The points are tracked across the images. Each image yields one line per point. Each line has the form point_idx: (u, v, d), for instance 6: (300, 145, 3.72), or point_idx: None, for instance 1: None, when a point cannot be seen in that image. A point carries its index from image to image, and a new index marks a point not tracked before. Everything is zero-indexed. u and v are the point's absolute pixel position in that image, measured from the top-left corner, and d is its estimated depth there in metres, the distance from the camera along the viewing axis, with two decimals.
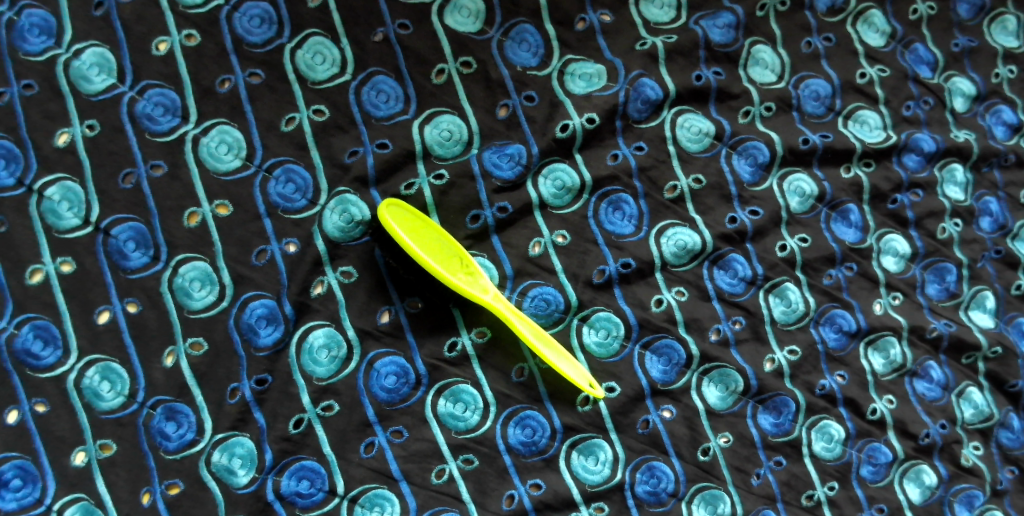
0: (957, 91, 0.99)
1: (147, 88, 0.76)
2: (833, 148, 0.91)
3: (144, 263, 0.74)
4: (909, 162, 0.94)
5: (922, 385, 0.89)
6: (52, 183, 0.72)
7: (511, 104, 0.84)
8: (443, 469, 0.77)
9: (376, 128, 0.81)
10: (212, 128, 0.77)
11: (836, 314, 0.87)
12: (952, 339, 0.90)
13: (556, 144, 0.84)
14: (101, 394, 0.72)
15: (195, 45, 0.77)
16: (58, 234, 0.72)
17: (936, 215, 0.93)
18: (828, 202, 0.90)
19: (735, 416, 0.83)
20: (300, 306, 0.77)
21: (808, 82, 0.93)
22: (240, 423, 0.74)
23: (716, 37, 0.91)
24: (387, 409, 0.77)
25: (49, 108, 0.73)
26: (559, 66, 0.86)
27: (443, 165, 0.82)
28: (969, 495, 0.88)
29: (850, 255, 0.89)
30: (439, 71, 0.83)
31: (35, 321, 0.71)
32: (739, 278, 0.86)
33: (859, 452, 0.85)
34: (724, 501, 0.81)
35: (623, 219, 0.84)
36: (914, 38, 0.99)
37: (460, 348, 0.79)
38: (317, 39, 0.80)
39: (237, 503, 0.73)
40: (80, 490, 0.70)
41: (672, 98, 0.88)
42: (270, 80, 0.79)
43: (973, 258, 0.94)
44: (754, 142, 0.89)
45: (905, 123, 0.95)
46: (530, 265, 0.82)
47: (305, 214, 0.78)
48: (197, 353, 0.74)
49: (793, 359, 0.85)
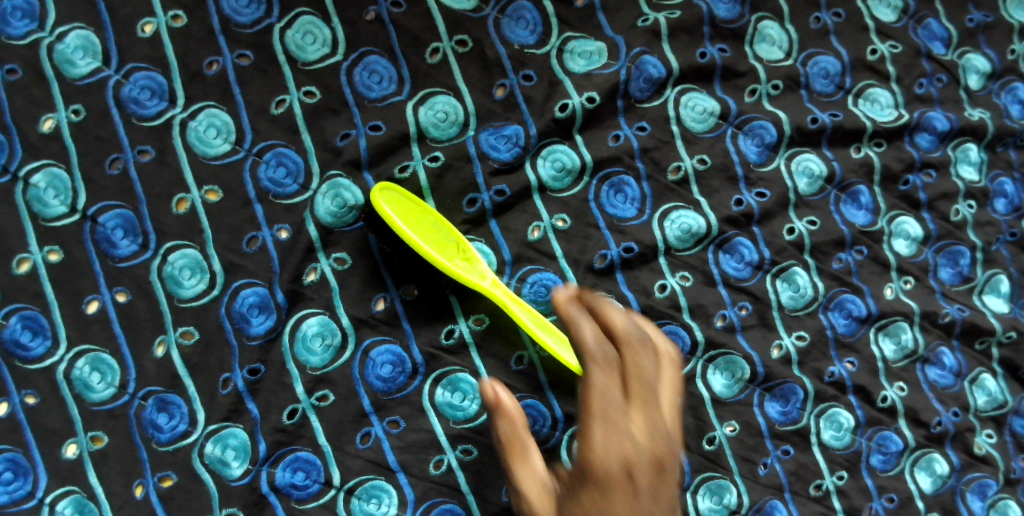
0: (971, 68, 0.95)
1: (133, 71, 0.74)
2: (843, 128, 0.88)
3: (133, 251, 0.72)
4: (922, 142, 0.91)
5: (934, 372, 0.86)
6: (37, 170, 0.71)
7: (508, 83, 0.81)
8: (441, 459, 0.75)
9: (368, 110, 0.78)
10: (200, 112, 0.75)
11: (845, 300, 0.85)
12: (966, 325, 0.88)
13: (555, 125, 0.81)
14: (91, 385, 0.70)
15: (182, 26, 0.75)
16: (45, 222, 0.70)
17: (949, 197, 0.91)
18: (838, 184, 0.87)
19: (741, 404, 0.81)
20: (292, 294, 0.75)
21: (817, 59, 0.90)
22: (233, 413, 0.72)
23: (721, 13, 0.88)
24: (383, 398, 0.75)
25: (32, 94, 0.71)
26: (557, 44, 0.83)
27: (439, 147, 0.79)
28: (982, 485, 0.85)
29: (860, 238, 0.86)
30: (433, 51, 0.80)
31: (23, 312, 0.69)
32: (745, 262, 0.83)
33: (869, 440, 0.83)
34: (731, 491, 0.79)
35: (625, 202, 0.82)
36: (927, 13, 0.96)
37: (458, 336, 0.77)
38: (307, 19, 0.78)
39: (231, 495, 0.72)
40: (73, 483, 0.69)
41: (676, 77, 0.85)
42: (260, 61, 0.77)
43: (988, 241, 0.91)
44: (761, 121, 0.86)
45: (918, 101, 0.92)
46: (529, 250, 0.80)
47: (297, 199, 0.76)
48: (188, 342, 0.72)
49: (801, 346, 0.83)
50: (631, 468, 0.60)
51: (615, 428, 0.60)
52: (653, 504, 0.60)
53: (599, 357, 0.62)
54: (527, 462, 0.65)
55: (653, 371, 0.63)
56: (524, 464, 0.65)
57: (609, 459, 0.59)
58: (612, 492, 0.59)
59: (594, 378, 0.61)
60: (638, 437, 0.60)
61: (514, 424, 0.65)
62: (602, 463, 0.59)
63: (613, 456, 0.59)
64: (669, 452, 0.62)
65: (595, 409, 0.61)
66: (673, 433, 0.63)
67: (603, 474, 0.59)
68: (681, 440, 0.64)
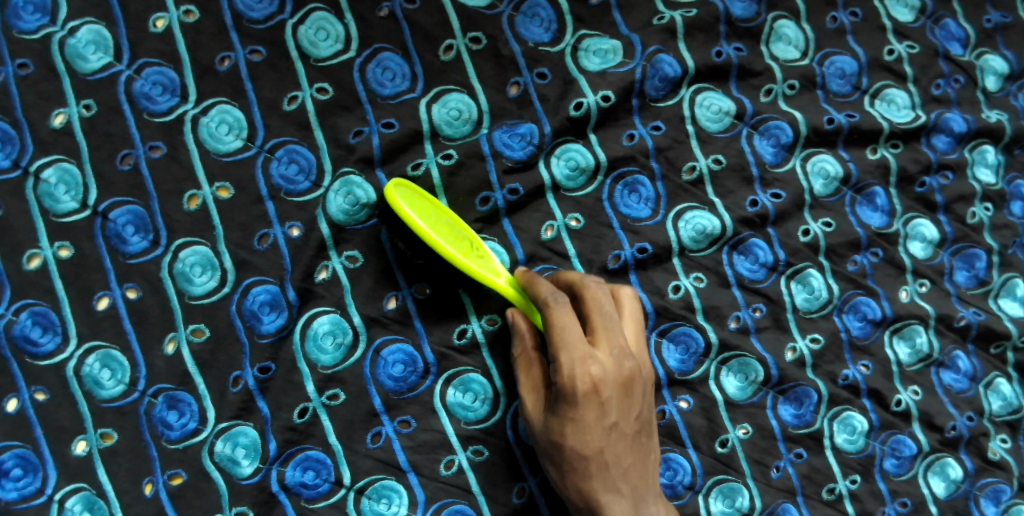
0: (989, 69, 0.95)
1: (145, 66, 0.73)
2: (859, 129, 0.87)
3: (144, 247, 0.71)
4: (939, 143, 0.90)
5: (948, 375, 0.86)
6: (48, 165, 0.70)
7: (523, 81, 0.81)
8: (452, 459, 0.75)
9: (381, 108, 0.78)
10: (212, 108, 0.74)
11: (860, 302, 0.84)
12: (982, 329, 0.87)
13: (570, 123, 0.81)
14: (101, 382, 0.69)
15: (194, 21, 0.74)
16: (56, 218, 0.70)
17: (966, 199, 0.90)
18: (853, 186, 0.87)
19: (754, 407, 0.80)
20: (304, 292, 0.74)
21: (833, 59, 0.89)
22: (244, 411, 0.72)
23: (738, 12, 0.87)
24: (394, 398, 0.75)
25: (44, 88, 0.71)
26: (572, 42, 0.82)
27: (452, 145, 0.78)
28: (996, 490, 0.84)
29: (876, 241, 0.86)
30: (447, 48, 0.80)
31: (33, 308, 0.69)
32: (760, 263, 0.83)
33: (883, 444, 0.82)
34: (743, 494, 0.79)
35: (639, 202, 0.81)
36: (945, 13, 0.95)
37: (470, 336, 0.77)
38: (320, 15, 0.77)
39: (241, 494, 0.71)
40: (82, 480, 0.69)
41: (692, 76, 0.84)
42: (272, 57, 0.76)
43: (1004, 244, 0.90)
44: (777, 122, 0.85)
45: (935, 102, 0.92)
46: (542, 250, 0.79)
47: (309, 196, 0.75)
48: (198, 339, 0.72)
49: (815, 348, 0.82)
50: (595, 386, 0.68)
51: (579, 353, 0.68)
52: (615, 412, 0.69)
53: (555, 302, 0.69)
54: (530, 379, 0.72)
55: (610, 304, 0.71)
56: (526, 378, 0.72)
57: (576, 377, 0.67)
58: (580, 405, 0.68)
59: (555, 316, 0.68)
60: (601, 358, 0.69)
61: (525, 344, 0.72)
62: (570, 381, 0.67)
63: (578, 376, 0.67)
64: (632, 369, 0.69)
65: (559, 341, 0.68)
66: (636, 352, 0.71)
67: (571, 391, 0.67)
68: (645, 358, 0.73)
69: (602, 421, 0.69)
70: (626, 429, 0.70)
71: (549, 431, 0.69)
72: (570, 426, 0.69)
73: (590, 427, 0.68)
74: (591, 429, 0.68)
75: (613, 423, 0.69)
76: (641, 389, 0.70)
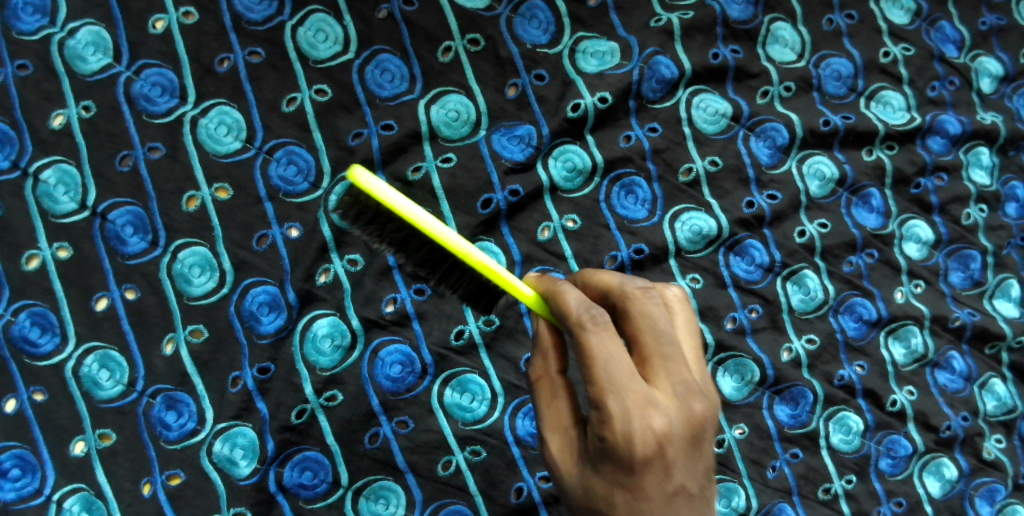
0: (984, 71, 0.95)
1: (144, 67, 0.73)
2: (855, 130, 0.88)
3: (143, 248, 0.72)
4: (934, 145, 0.91)
5: (943, 376, 0.86)
6: (47, 166, 0.71)
7: (521, 83, 0.81)
8: (449, 460, 0.75)
9: (380, 109, 0.78)
10: (211, 109, 0.74)
11: (856, 303, 0.84)
12: (976, 329, 0.87)
13: (567, 124, 0.81)
14: (100, 382, 0.70)
15: (193, 23, 0.75)
16: (55, 219, 0.70)
17: (961, 200, 0.90)
18: (849, 186, 0.87)
19: (750, 407, 0.81)
20: (304, 293, 0.74)
21: (830, 61, 0.90)
22: (243, 412, 0.72)
23: (735, 14, 0.88)
24: (392, 399, 0.75)
25: (44, 89, 0.71)
26: (570, 43, 0.83)
27: (451, 147, 0.79)
28: (991, 490, 0.85)
29: (871, 242, 0.86)
30: (446, 49, 0.80)
31: (32, 308, 0.69)
32: (756, 264, 0.83)
33: (878, 444, 0.83)
34: (739, 494, 0.79)
35: (636, 203, 0.82)
36: (940, 15, 0.95)
37: (468, 337, 0.77)
38: (320, 16, 0.77)
39: (239, 494, 0.71)
40: (80, 480, 0.69)
41: (689, 77, 0.85)
42: (272, 58, 0.76)
43: (999, 245, 0.91)
44: (773, 123, 0.86)
45: (930, 104, 0.92)
46: (539, 250, 0.79)
47: (308, 197, 0.76)
48: (197, 340, 0.72)
49: (811, 349, 0.83)
50: (659, 442, 0.59)
51: (637, 399, 0.59)
52: (679, 471, 0.60)
53: (593, 323, 0.61)
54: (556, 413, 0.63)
55: (664, 322, 0.63)
56: (551, 417, 0.63)
57: (635, 433, 0.58)
58: (640, 469, 0.59)
59: (595, 345, 0.60)
60: (661, 402, 0.60)
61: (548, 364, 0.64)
62: (625, 443, 0.58)
63: (637, 432, 0.58)
64: (700, 413, 0.61)
65: (609, 384, 0.59)
66: (702, 386, 0.62)
67: (629, 454, 0.59)
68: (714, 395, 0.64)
69: (664, 485, 0.60)
70: (691, 490, 0.61)
71: (591, 492, 0.61)
72: (621, 494, 0.60)
73: (647, 493, 0.60)
74: (650, 498, 0.60)
75: (676, 485, 0.60)
76: (709, 439, 0.62)
